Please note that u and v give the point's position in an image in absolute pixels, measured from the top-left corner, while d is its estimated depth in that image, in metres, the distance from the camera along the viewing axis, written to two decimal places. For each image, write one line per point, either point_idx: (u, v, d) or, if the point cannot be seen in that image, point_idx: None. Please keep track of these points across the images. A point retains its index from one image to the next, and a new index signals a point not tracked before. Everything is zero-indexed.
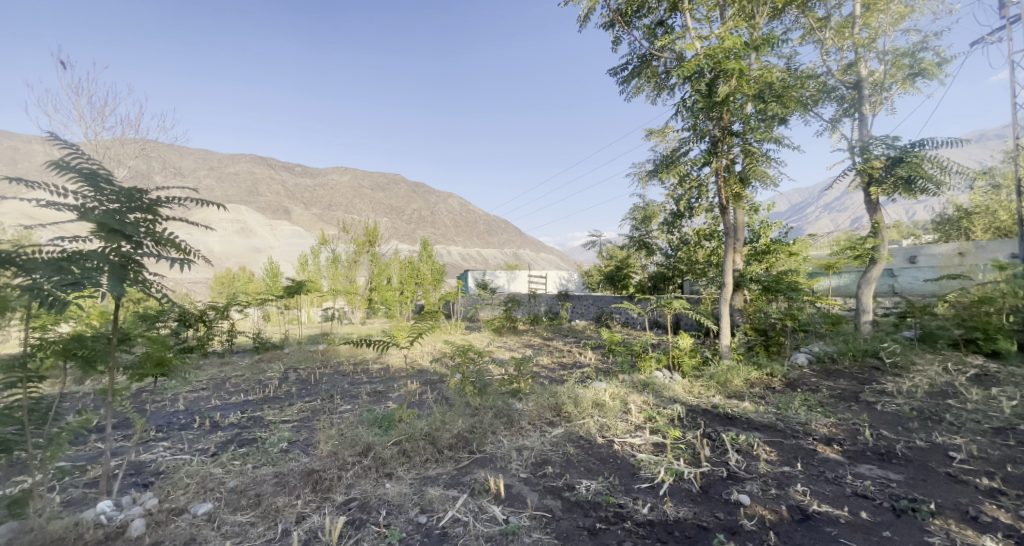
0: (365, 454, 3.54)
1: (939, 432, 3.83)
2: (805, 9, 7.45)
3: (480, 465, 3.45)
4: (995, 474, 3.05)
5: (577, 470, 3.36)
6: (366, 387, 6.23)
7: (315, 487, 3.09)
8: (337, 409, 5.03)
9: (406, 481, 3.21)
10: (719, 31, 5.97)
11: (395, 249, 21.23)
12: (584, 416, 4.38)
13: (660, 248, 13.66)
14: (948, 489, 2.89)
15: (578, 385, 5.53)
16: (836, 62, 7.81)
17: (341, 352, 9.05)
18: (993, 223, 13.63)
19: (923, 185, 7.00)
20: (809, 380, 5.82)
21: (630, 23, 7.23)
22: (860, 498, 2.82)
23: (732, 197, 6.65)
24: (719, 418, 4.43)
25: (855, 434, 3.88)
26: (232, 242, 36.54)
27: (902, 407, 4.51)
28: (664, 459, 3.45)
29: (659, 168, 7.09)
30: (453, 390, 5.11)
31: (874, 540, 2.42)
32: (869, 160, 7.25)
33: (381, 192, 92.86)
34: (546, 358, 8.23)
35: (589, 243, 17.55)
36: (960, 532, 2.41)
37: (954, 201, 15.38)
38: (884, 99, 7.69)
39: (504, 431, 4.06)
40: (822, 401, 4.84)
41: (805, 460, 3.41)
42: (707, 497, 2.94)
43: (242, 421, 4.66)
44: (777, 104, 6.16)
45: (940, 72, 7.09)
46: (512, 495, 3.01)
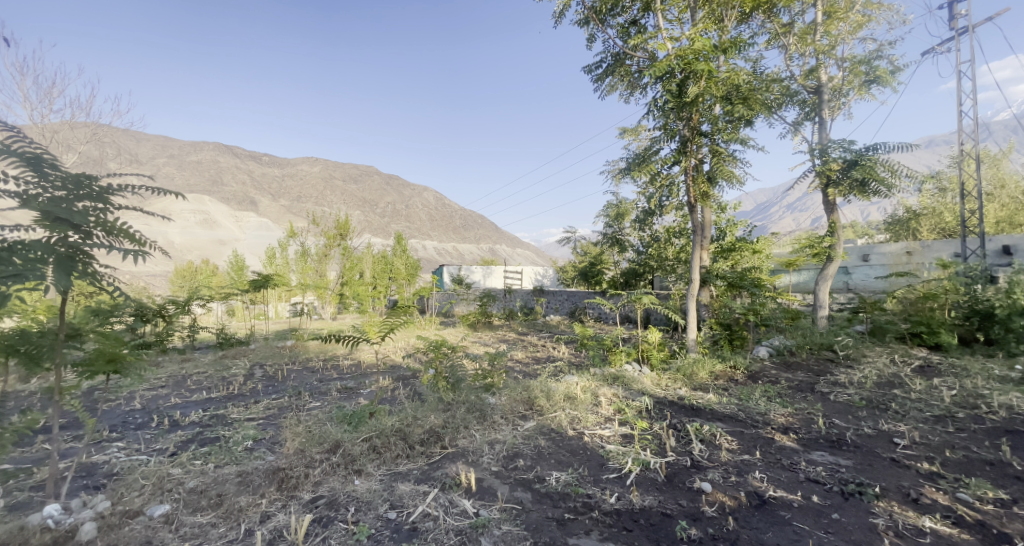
0: (334, 451, 3.48)
1: (885, 420, 4.08)
2: (771, 15, 7.71)
3: (452, 460, 3.45)
4: (934, 458, 3.27)
5: (548, 462, 3.41)
6: (336, 383, 6.12)
7: (280, 485, 3.03)
8: (306, 406, 4.92)
9: (376, 477, 3.18)
10: (689, 32, 6.11)
11: (367, 242, 20.84)
12: (556, 409, 4.44)
13: (632, 244, 13.93)
14: (892, 473, 3.08)
15: (550, 379, 5.60)
16: (799, 67, 8.12)
17: (310, 348, 8.84)
18: (938, 225, 14.57)
19: (876, 187, 7.39)
20: (769, 372, 6.08)
21: (604, 21, 7.29)
22: (813, 484, 2.98)
23: (700, 196, 6.84)
24: (685, 409, 4.58)
25: (809, 423, 4.09)
26: (194, 234, 34.99)
27: (852, 396, 4.78)
28: (632, 449, 3.54)
29: (631, 166, 7.21)
30: (425, 385, 5.08)
31: (824, 522, 2.56)
32: (828, 162, 7.60)
33: (353, 184, 90.75)
34: (521, 352, 8.29)
35: (564, 240, 17.71)
36: (901, 514, 2.58)
37: (904, 204, 16.35)
38: (842, 104, 8.06)
39: (477, 425, 4.07)
40: (780, 392, 5.08)
41: (763, 448, 3.58)
42: (671, 486, 3.04)
43: (204, 419, 4.50)
44: (743, 105, 6.34)
45: (893, 80, 7.48)
46: (482, 488, 3.02)
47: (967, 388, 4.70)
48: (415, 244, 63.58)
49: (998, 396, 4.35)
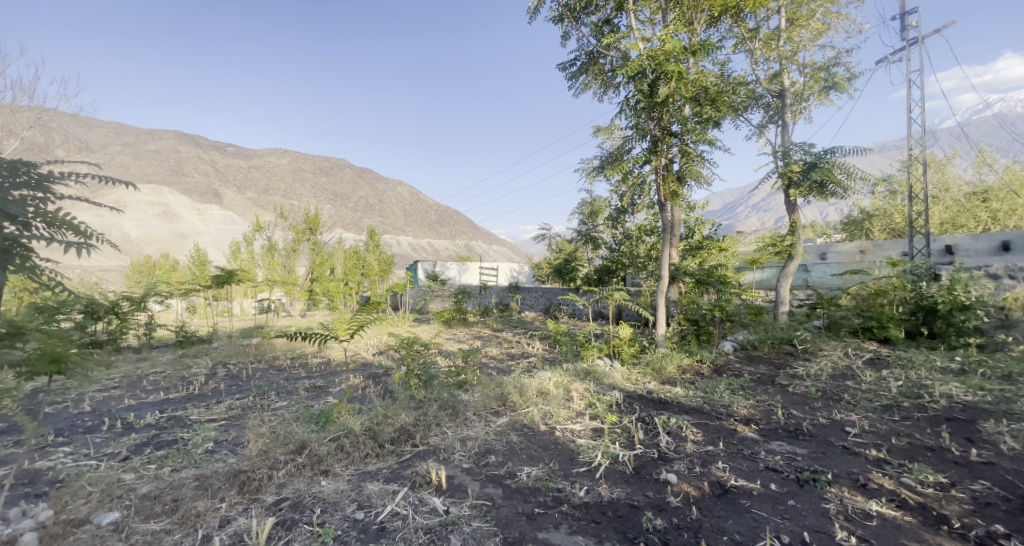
0: (299, 451, 3.39)
1: (839, 410, 4.30)
2: (738, 20, 7.95)
3: (422, 458, 3.42)
4: (882, 445, 3.47)
5: (519, 457, 3.43)
6: (304, 382, 5.96)
7: (242, 489, 2.93)
8: (272, 406, 4.77)
9: (344, 478, 3.12)
10: (660, 33, 6.22)
11: (337, 236, 20.33)
12: (529, 405, 4.47)
13: (606, 242, 14.12)
14: (844, 460, 3.25)
15: (523, 375, 5.63)
16: (764, 71, 8.39)
17: (278, 346, 8.57)
18: (889, 225, 15.46)
19: (834, 189, 7.74)
20: (733, 365, 6.30)
21: (578, 19, 7.33)
22: (772, 472, 3.10)
23: (670, 195, 7.00)
24: (653, 403, 4.70)
25: (769, 414, 4.26)
26: (152, 227, 33.30)
27: (809, 388, 5.02)
28: (601, 443, 3.61)
29: (604, 164, 7.31)
30: (397, 383, 5.01)
31: (781, 508, 2.68)
32: (789, 164, 7.92)
33: (323, 177, 88.32)
34: (495, 349, 8.30)
35: (539, 237, 17.79)
36: (851, 499, 2.73)
37: (859, 205, 17.22)
38: (803, 109, 8.39)
39: (448, 422, 4.04)
40: (743, 385, 5.27)
41: (726, 439, 3.71)
42: (639, 478, 3.11)
43: (161, 421, 4.30)
44: (711, 107, 6.49)
45: (850, 87, 7.84)
46: (453, 486, 3.01)
47: (912, 379, 5.01)
48: (387, 239, 62.58)
49: (938, 386, 4.65)
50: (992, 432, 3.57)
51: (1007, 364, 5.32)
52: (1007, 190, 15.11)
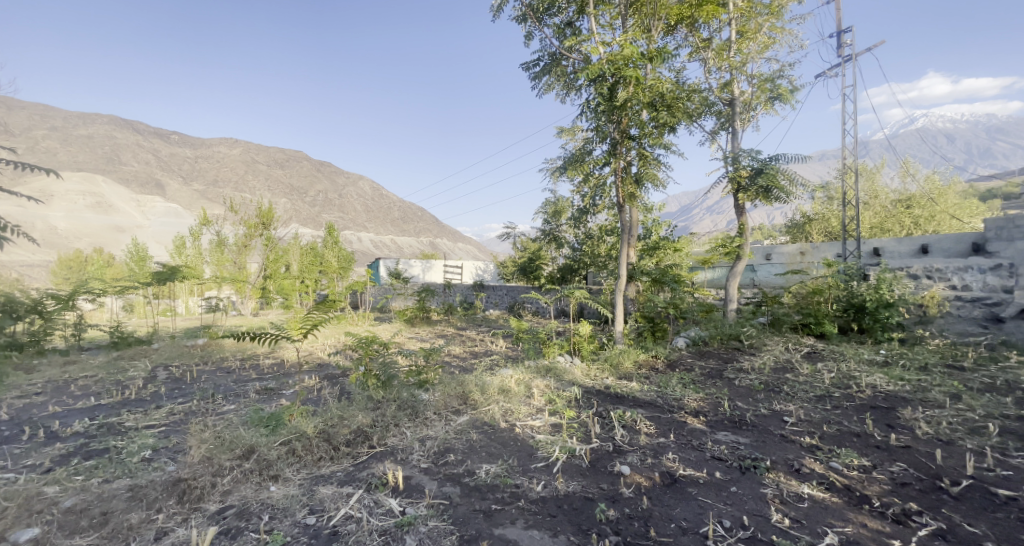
0: (247, 457, 3.26)
1: (778, 401, 4.59)
2: (692, 29, 8.30)
3: (379, 459, 3.36)
4: (815, 433, 3.74)
5: (478, 455, 3.44)
6: (255, 384, 5.71)
7: (182, 498, 2.79)
8: (219, 410, 4.54)
9: (295, 482, 3.02)
10: (620, 38, 6.40)
11: (293, 232, 19.52)
12: (490, 403, 4.48)
13: (569, 241, 14.33)
14: (782, 447, 3.48)
15: (485, 373, 5.63)
16: (716, 80, 8.79)
17: (226, 347, 8.14)
18: (826, 229, 16.62)
19: (777, 194, 8.21)
20: (685, 360, 6.58)
21: (541, 20, 7.40)
22: (717, 461, 3.28)
23: (628, 197, 7.21)
24: (610, 397, 4.83)
25: (717, 406, 4.49)
26: (85, 218, 30.74)
27: (753, 381, 5.33)
28: (559, 438, 3.68)
29: (566, 164, 7.42)
30: (354, 384, 4.89)
31: (724, 494, 2.83)
32: (738, 169, 8.33)
33: (278, 169, 84.52)
34: (458, 347, 8.27)
35: (503, 235, 17.79)
36: (786, 483, 2.93)
37: (800, 210, 18.37)
38: (751, 117, 8.85)
39: (407, 422, 4.00)
40: (694, 379, 5.52)
41: (677, 431, 3.88)
42: (594, 471, 3.20)
43: (92, 429, 3.99)
44: (667, 112, 6.72)
45: (792, 98, 8.36)
46: (410, 486, 2.98)
47: (843, 371, 5.43)
48: (347, 236, 60.75)
49: (866, 377, 5.05)
50: (909, 419, 3.93)
51: (923, 356, 5.87)
52: (927, 198, 16.60)
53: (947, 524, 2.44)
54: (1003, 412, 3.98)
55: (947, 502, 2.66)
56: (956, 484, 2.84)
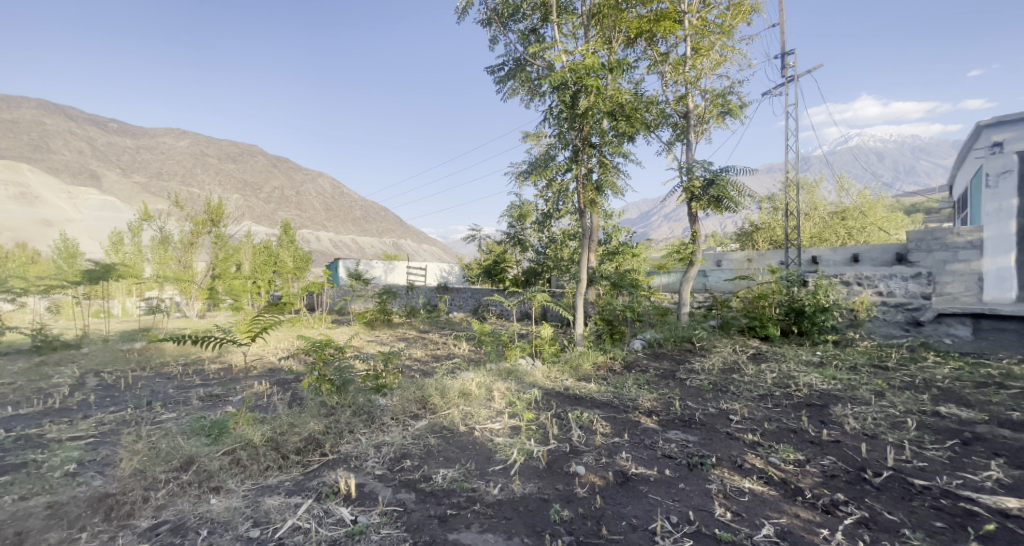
0: (185, 468, 3.08)
1: (725, 400, 4.82)
2: (651, 43, 8.62)
3: (331, 467, 3.26)
4: (757, 430, 3.95)
5: (436, 460, 3.40)
6: (199, 391, 5.38)
7: (109, 515, 2.59)
8: (157, 419, 4.24)
9: (239, 493, 2.88)
10: (582, 48, 6.55)
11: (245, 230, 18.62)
12: (449, 406, 4.44)
13: (532, 245, 14.45)
14: (727, 444, 3.65)
15: (445, 377, 5.57)
16: (672, 93, 9.15)
17: (168, 351, 7.63)
18: (771, 237, 17.68)
19: (727, 203, 8.63)
20: (641, 361, 6.80)
21: (506, 25, 7.47)
22: (668, 459, 3.40)
23: (588, 203, 7.38)
24: (569, 399, 4.92)
25: (669, 406, 4.67)
26: (6, 210, 27.99)
27: (703, 381, 5.57)
28: (518, 440, 3.70)
29: (530, 169, 7.49)
30: (306, 390, 4.71)
31: (672, 491, 2.94)
32: (692, 179, 8.71)
33: (229, 164, 80.35)
34: (419, 350, 8.15)
35: (468, 237, 17.68)
36: (729, 478, 3.08)
37: (749, 219, 19.37)
38: (704, 130, 9.29)
39: (363, 428, 3.91)
40: (648, 379, 5.70)
41: (631, 430, 3.99)
42: (551, 472, 3.24)
43: (7, 441, 3.64)
44: (626, 121, 6.95)
45: (741, 114, 8.84)
46: (363, 494, 2.91)
47: (783, 371, 5.77)
48: (304, 235, 58.59)
49: (803, 377, 5.41)
50: (840, 415, 4.23)
51: (853, 357, 6.34)
52: (860, 212, 18.02)
53: (870, 513, 2.65)
54: (919, 408, 4.37)
55: (870, 493, 2.88)
56: (879, 475, 3.09)
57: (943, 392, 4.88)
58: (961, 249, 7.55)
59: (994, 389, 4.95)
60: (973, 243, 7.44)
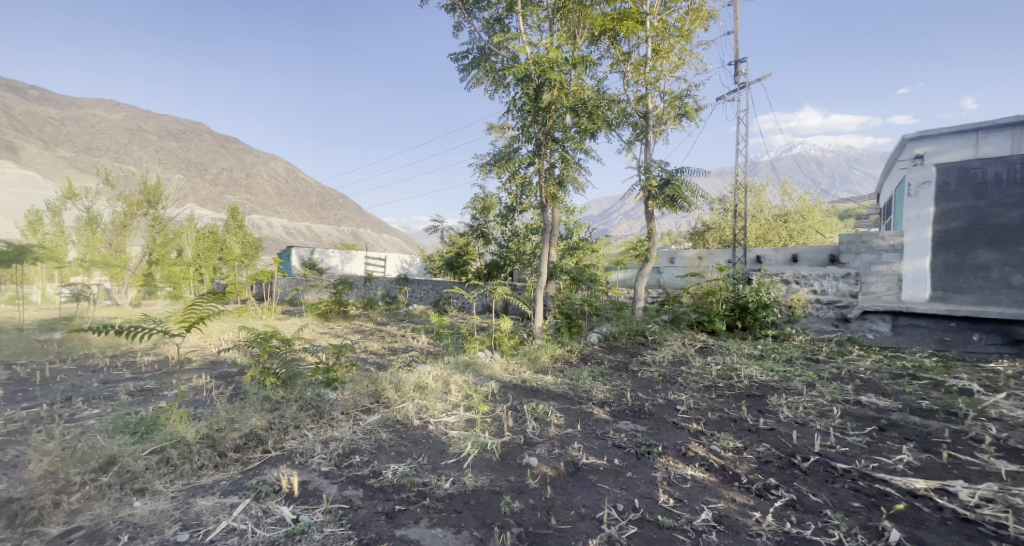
0: (106, 469, 2.84)
1: (674, 391, 5.01)
2: (614, 42, 8.75)
3: (273, 464, 3.12)
4: (702, 419, 4.14)
5: (387, 455, 3.32)
6: (129, 385, 4.99)
7: (11, 522, 2.34)
8: (75, 417, 3.88)
9: (167, 496, 2.68)
10: (546, 42, 6.56)
11: (187, 213, 17.41)
12: (404, 400, 4.36)
13: (496, 237, 14.39)
14: (672, 434, 3.80)
15: (401, 370, 5.43)
16: (633, 92, 9.32)
17: (93, 342, 7.01)
18: (721, 237, 18.59)
19: (681, 203, 8.94)
20: (597, 354, 6.97)
21: (470, 12, 7.31)
22: (617, 448, 3.50)
23: (550, 197, 7.42)
24: (526, 391, 4.95)
25: (620, 397, 4.80)
26: None
27: (653, 372, 5.78)
28: (473, 433, 3.68)
29: (493, 162, 7.44)
30: (249, 384, 4.46)
31: (620, 480, 3.03)
32: (650, 178, 8.96)
33: (170, 140, 74.74)
34: (376, 343, 7.96)
35: (431, 229, 17.35)
36: (673, 466, 3.21)
37: (701, 219, 20.23)
38: (662, 130, 9.56)
39: (310, 423, 3.76)
40: (603, 371, 5.85)
41: (584, 421, 4.08)
42: (504, 464, 3.24)
43: None
44: (588, 118, 7.05)
45: (697, 117, 9.15)
46: (307, 492, 2.79)
47: (727, 363, 6.10)
48: (255, 220, 55.74)
49: (744, 369, 5.71)
50: (775, 404, 4.51)
51: (789, 350, 6.79)
52: (801, 215, 19.24)
53: (797, 495, 2.83)
54: (844, 397, 4.73)
55: (798, 477, 3.08)
56: (807, 460, 3.31)
57: (864, 383, 5.31)
58: (885, 253, 8.11)
59: (907, 380, 5.44)
60: (896, 247, 8.01)
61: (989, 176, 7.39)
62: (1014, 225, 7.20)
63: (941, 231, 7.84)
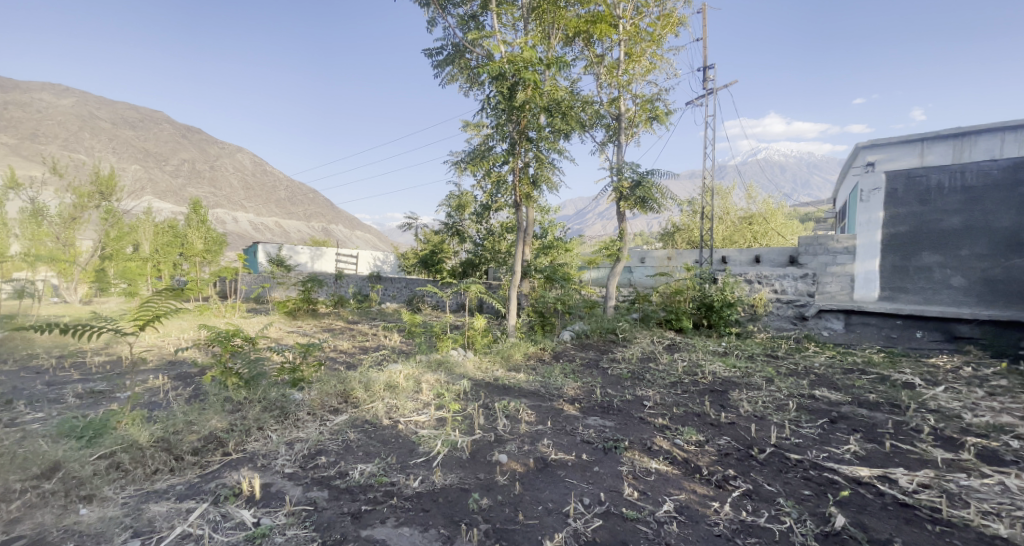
0: (50, 476, 2.68)
1: (642, 387, 5.13)
2: (588, 44, 8.87)
3: (234, 467, 3.02)
4: (667, 414, 4.25)
5: (354, 455, 3.27)
6: (78, 387, 4.72)
7: None
8: (16, 421, 3.64)
9: (117, 502, 2.56)
10: (520, 41, 6.57)
11: (144, 205, 16.55)
12: (374, 400, 4.29)
13: (471, 236, 14.33)
14: (639, 429, 3.89)
15: (371, 369, 5.35)
16: (607, 95, 9.46)
17: (38, 341, 6.58)
18: (690, 237, 19.14)
19: (652, 204, 9.15)
20: (569, 351, 7.07)
21: (444, 8, 7.25)
22: (585, 444, 3.56)
23: (524, 196, 7.45)
24: (497, 389, 4.97)
25: (590, 393, 4.88)
26: None
27: (623, 369, 5.90)
28: (443, 431, 3.66)
29: (468, 159, 7.42)
30: (209, 384, 4.30)
31: (587, 474, 3.09)
32: (622, 179, 9.12)
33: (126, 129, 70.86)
34: (346, 342, 7.81)
35: (405, 226, 17.10)
36: (639, 460, 3.29)
37: (671, 220, 20.75)
38: (634, 133, 9.75)
39: (274, 424, 3.66)
40: (574, 369, 5.92)
41: (554, 417, 4.12)
42: (473, 461, 3.25)
43: None
44: (561, 118, 7.11)
45: (668, 120, 9.38)
46: (268, 495, 2.72)
47: (693, 359, 6.31)
48: (219, 215, 53.60)
49: (709, 366, 5.91)
50: (736, 399, 4.68)
51: (751, 347, 7.06)
52: (765, 218, 20.02)
53: (753, 485, 2.96)
54: (799, 391, 4.97)
55: (755, 467, 3.22)
56: (763, 451, 3.46)
57: (819, 378, 5.57)
58: (839, 254, 8.73)
59: (857, 375, 5.76)
60: (849, 249, 8.63)
61: (932, 184, 7.81)
62: (954, 229, 7.64)
63: (889, 234, 8.21)
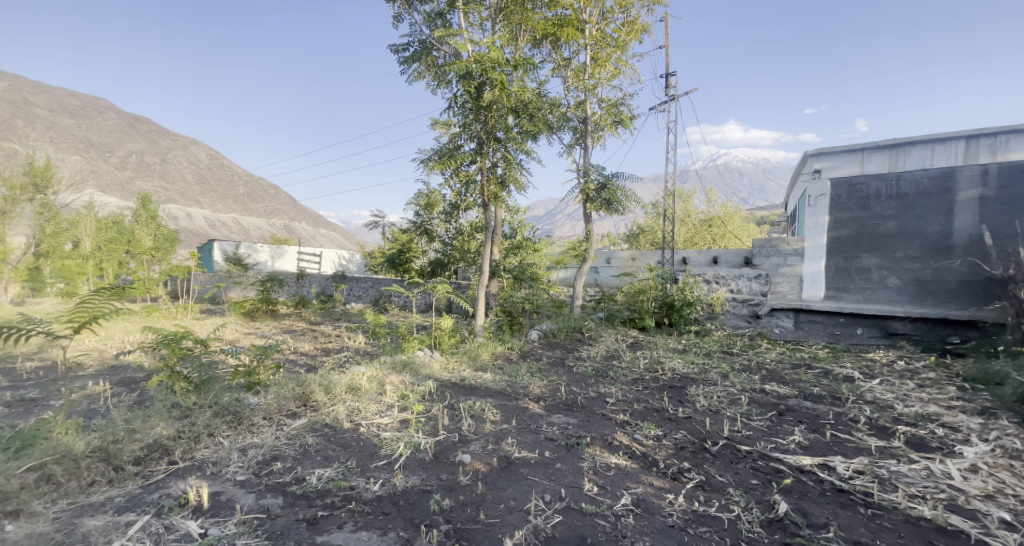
0: None
1: (605, 385, 5.23)
2: (555, 47, 8.96)
3: (181, 476, 2.87)
4: (629, 411, 4.35)
5: (313, 460, 3.17)
6: (6, 394, 4.35)
7: None
8: None
9: (47, 517, 2.39)
10: (487, 41, 6.55)
11: (86, 199, 15.43)
12: (334, 402, 4.18)
13: (439, 235, 14.16)
14: (601, 425, 3.97)
15: (332, 371, 5.19)
16: (574, 98, 9.58)
17: None
18: (654, 238, 19.66)
19: (617, 206, 9.35)
20: (536, 350, 7.12)
21: (411, 5, 7.14)
22: (549, 441, 3.60)
23: (492, 197, 7.42)
24: (463, 389, 4.94)
25: (555, 391, 4.93)
26: None
27: (588, 367, 6.00)
28: (406, 433, 3.61)
29: (436, 158, 7.34)
30: (155, 389, 4.06)
31: (549, 471, 3.12)
32: (588, 181, 9.26)
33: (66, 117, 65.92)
34: (308, 344, 7.56)
35: (370, 225, 16.73)
36: (599, 455, 3.36)
37: (637, 222, 21.24)
38: (600, 136, 9.91)
39: (227, 430, 3.50)
40: (540, 368, 5.97)
41: (519, 416, 4.14)
42: (436, 463, 3.22)
43: None
44: (529, 119, 7.16)
45: (632, 124, 9.60)
46: (218, 504, 2.60)
47: (654, 357, 6.49)
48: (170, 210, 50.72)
49: (670, 363, 6.09)
50: (694, 395, 4.85)
51: (709, 344, 7.34)
52: (724, 221, 20.81)
53: (706, 477, 3.07)
54: (752, 386, 5.19)
55: (708, 460, 3.34)
56: (716, 444, 3.61)
57: (770, 373, 5.86)
58: (789, 257, 8.93)
59: (805, 369, 6.09)
60: (798, 251, 8.87)
61: (871, 191, 8.36)
62: (891, 233, 8.20)
63: (834, 237, 8.73)
